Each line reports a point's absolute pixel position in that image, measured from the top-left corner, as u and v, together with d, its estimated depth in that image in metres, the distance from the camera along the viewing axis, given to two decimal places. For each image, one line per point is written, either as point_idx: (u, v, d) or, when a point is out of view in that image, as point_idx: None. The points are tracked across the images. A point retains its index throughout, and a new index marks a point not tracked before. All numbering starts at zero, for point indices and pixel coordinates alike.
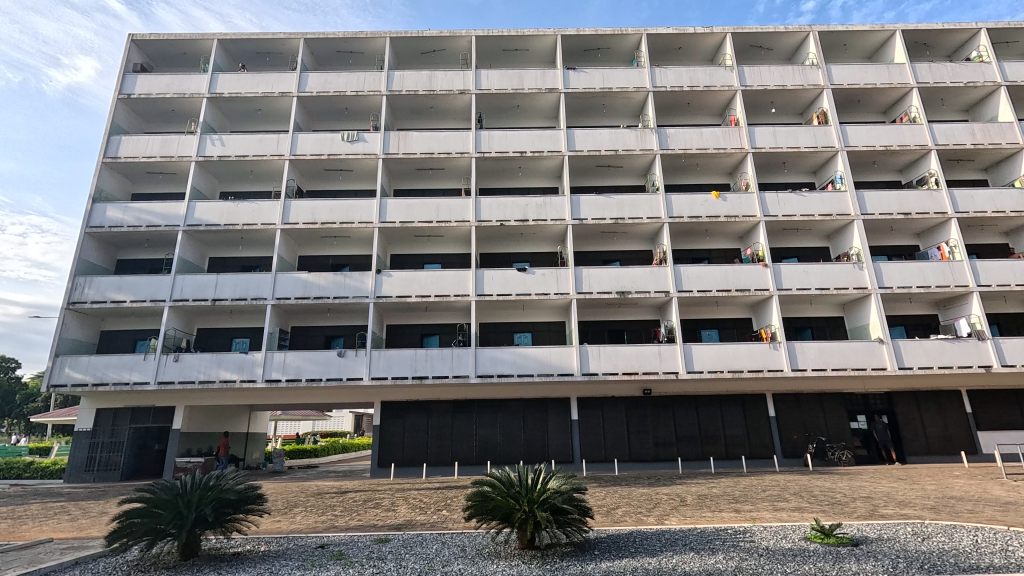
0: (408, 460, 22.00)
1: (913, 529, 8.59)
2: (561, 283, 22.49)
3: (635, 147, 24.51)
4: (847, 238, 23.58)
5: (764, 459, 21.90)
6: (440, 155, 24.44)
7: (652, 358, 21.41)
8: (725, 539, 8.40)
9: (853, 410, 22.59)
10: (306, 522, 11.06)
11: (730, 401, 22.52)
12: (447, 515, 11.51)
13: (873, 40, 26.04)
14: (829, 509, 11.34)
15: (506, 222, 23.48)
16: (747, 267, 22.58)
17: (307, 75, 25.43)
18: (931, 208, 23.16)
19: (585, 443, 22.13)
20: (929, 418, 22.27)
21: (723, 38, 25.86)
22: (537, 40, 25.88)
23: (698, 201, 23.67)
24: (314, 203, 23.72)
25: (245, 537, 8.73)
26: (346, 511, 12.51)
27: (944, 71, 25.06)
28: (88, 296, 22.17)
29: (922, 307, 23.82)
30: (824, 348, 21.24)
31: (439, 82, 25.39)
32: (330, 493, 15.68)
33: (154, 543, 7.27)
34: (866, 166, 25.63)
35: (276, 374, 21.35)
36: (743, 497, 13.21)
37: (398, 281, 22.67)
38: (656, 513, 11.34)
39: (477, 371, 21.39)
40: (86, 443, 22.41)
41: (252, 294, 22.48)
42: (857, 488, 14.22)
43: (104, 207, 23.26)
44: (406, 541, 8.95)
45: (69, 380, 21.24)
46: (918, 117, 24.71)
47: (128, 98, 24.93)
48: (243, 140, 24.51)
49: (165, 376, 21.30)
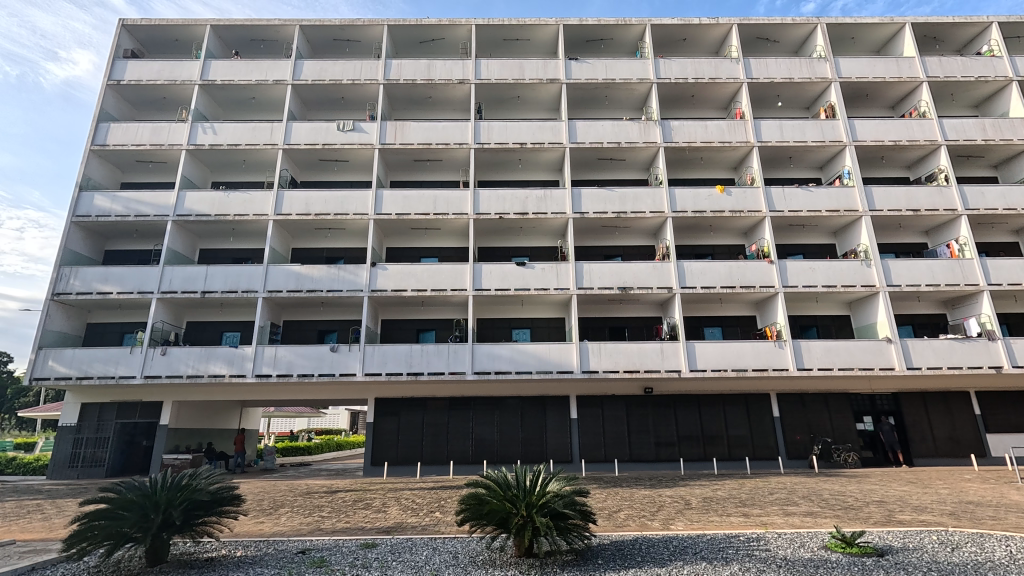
0: (402, 459, 21.40)
1: (939, 538, 8.01)
2: (561, 278, 21.87)
3: (637, 139, 23.90)
4: (855, 234, 23.03)
5: (768, 460, 21.34)
6: (437, 146, 23.79)
7: (654, 355, 20.80)
8: (738, 548, 7.78)
9: (858, 411, 21.97)
10: (290, 525, 10.41)
11: (733, 401, 21.94)
12: (440, 517, 10.92)
13: (882, 34, 25.47)
14: (843, 514, 10.71)
15: (504, 215, 22.83)
16: (753, 263, 21.98)
17: (302, 62, 24.77)
18: (940, 204, 22.63)
19: (584, 442, 21.55)
20: (937, 419, 21.73)
21: (729, 29, 25.23)
22: (538, 30, 25.30)
23: (702, 195, 23.05)
24: (308, 194, 23.01)
25: (221, 542, 8.10)
26: (334, 512, 11.89)
27: (954, 65, 24.52)
28: (73, 287, 21.48)
29: (930, 305, 23.29)
30: (831, 347, 20.66)
31: (437, 71, 24.75)
32: (319, 493, 15.05)
33: (116, 548, 6.65)
34: (873, 161, 25.10)
35: (267, 369, 20.72)
36: (750, 500, 12.64)
37: (394, 275, 22.02)
38: (661, 517, 10.71)
39: (474, 368, 20.77)
40: (70, 439, 21.71)
41: (243, 287, 21.83)
42: (869, 492, 13.67)
43: (91, 195, 22.58)
44: (394, 546, 8.34)
45: (53, 374, 20.57)
46: (927, 111, 24.14)
47: (118, 84, 24.24)
48: (236, 128, 23.83)
49: (151, 370, 20.63)
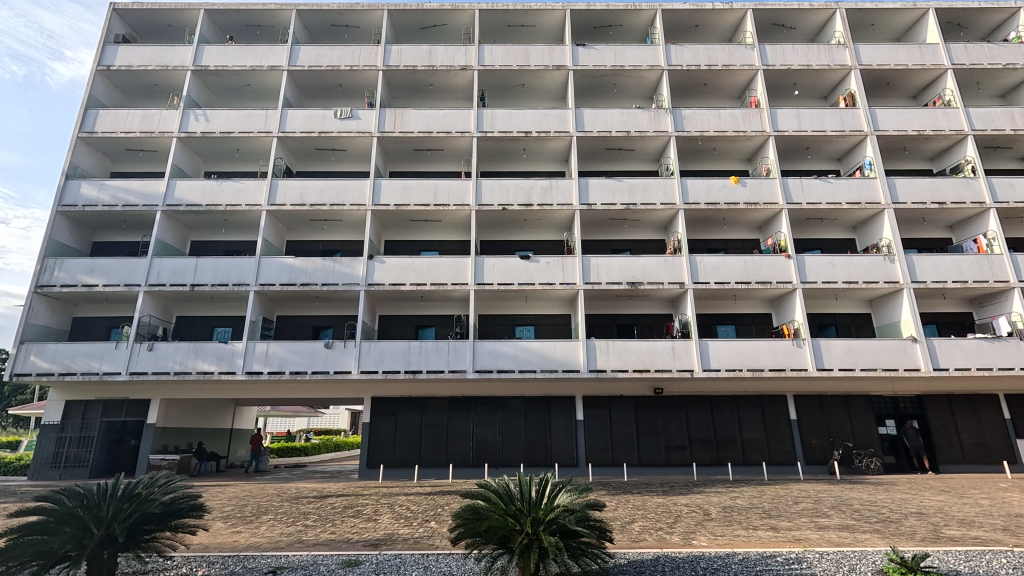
0: (399, 461, 20.40)
1: (1011, 562, 6.95)
2: (568, 272, 20.81)
3: (647, 128, 22.86)
4: (877, 228, 21.88)
5: (785, 466, 20.21)
6: (438, 135, 22.80)
7: (665, 354, 19.72)
8: (779, 572, 6.69)
9: (881, 415, 20.79)
10: (268, 536, 9.41)
11: (747, 403, 20.83)
12: (435, 528, 9.91)
13: (904, 20, 24.39)
14: (884, 528, 9.61)
15: (508, 206, 21.80)
16: (769, 257, 20.89)
17: (298, 48, 23.81)
18: (967, 197, 21.49)
19: (590, 444, 20.50)
20: (964, 424, 20.56)
21: (743, 15, 24.18)
22: (544, 16, 24.33)
23: (716, 186, 21.96)
24: (303, 183, 22.03)
25: (182, 559, 7.11)
26: (320, 521, 10.84)
27: (981, 52, 23.39)
28: (57, 279, 20.57)
29: (956, 304, 22.15)
30: (852, 346, 19.55)
31: (439, 57, 23.74)
32: (308, 498, 14.04)
33: (45, 570, 5.66)
34: (895, 152, 23.97)
35: (257, 365, 19.74)
36: (775, 510, 11.59)
37: (391, 268, 20.96)
38: (679, 531, 9.61)
39: (476, 366, 19.70)
40: (53, 437, 20.76)
41: (234, 280, 20.85)
42: (903, 502, 12.57)
43: (77, 184, 21.69)
44: (380, 565, 7.33)
45: (34, 369, 19.59)
46: (953, 100, 23.01)
47: (108, 70, 23.38)
48: (228, 115, 22.87)
49: (137, 367, 19.67)
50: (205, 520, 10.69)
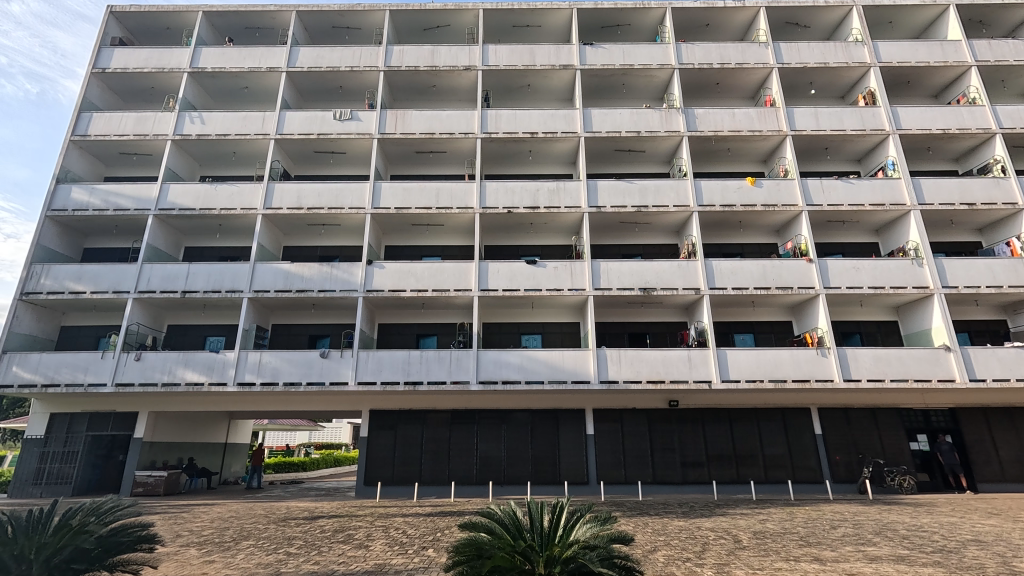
0: (398, 478, 19.27)
1: None
2: (576, 277, 19.76)
3: (658, 129, 21.95)
4: (902, 231, 20.78)
5: (810, 484, 18.92)
6: (441, 136, 21.94)
7: (681, 364, 18.56)
8: None
9: (912, 429, 19.53)
10: (243, 567, 8.31)
11: (768, 416, 19.61)
12: (433, 558, 8.82)
13: (923, 17, 23.50)
14: (945, 560, 8.40)
15: (514, 209, 20.86)
16: (789, 261, 19.80)
17: (298, 49, 23.15)
18: (998, 197, 20.38)
19: (601, 461, 19.26)
20: (1002, 438, 19.24)
21: (755, 13, 23.35)
22: (551, 15, 23.61)
23: (731, 188, 20.91)
24: (300, 186, 21.18)
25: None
26: (305, 549, 9.71)
27: (1006, 48, 22.39)
28: (43, 286, 19.69)
29: (988, 310, 20.93)
30: (880, 355, 18.34)
31: (441, 58, 22.99)
32: (297, 520, 12.92)
33: None
34: (918, 152, 22.94)
35: (250, 376, 18.71)
36: (814, 537, 10.37)
37: (391, 273, 20.02)
38: (711, 562, 8.41)
39: (479, 377, 18.61)
40: (36, 452, 19.73)
41: (227, 287, 19.92)
42: (953, 527, 11.30)
43: (68, 188, 20.93)
44: None
45: (17, 381, 18.66)
46: (978, 97, 21.99)
47: (103, 73, 22.76)
48: (225, 117, 22.15)
49: (124, 378, 18.67)
50: (177, 548, 9.62)
